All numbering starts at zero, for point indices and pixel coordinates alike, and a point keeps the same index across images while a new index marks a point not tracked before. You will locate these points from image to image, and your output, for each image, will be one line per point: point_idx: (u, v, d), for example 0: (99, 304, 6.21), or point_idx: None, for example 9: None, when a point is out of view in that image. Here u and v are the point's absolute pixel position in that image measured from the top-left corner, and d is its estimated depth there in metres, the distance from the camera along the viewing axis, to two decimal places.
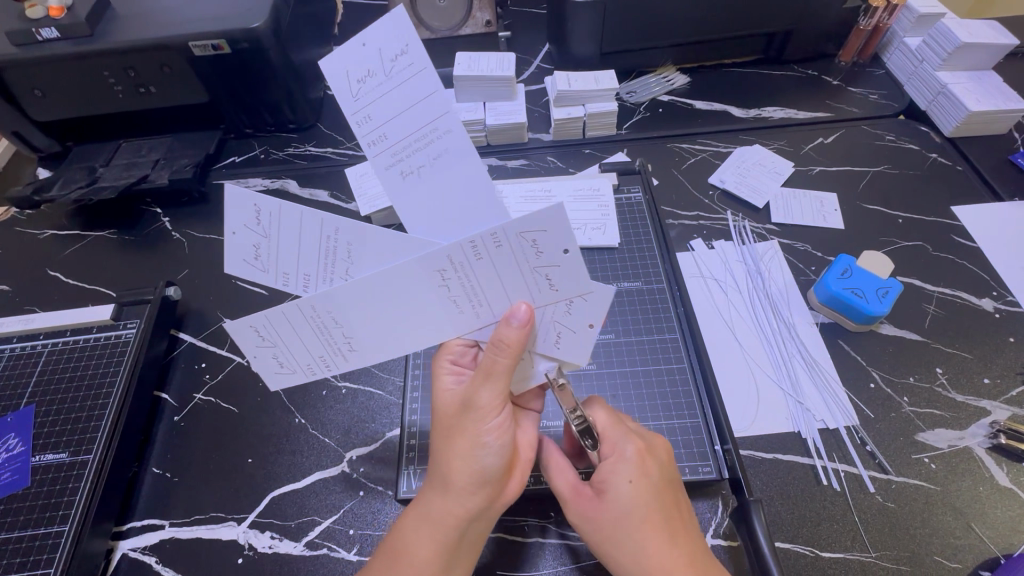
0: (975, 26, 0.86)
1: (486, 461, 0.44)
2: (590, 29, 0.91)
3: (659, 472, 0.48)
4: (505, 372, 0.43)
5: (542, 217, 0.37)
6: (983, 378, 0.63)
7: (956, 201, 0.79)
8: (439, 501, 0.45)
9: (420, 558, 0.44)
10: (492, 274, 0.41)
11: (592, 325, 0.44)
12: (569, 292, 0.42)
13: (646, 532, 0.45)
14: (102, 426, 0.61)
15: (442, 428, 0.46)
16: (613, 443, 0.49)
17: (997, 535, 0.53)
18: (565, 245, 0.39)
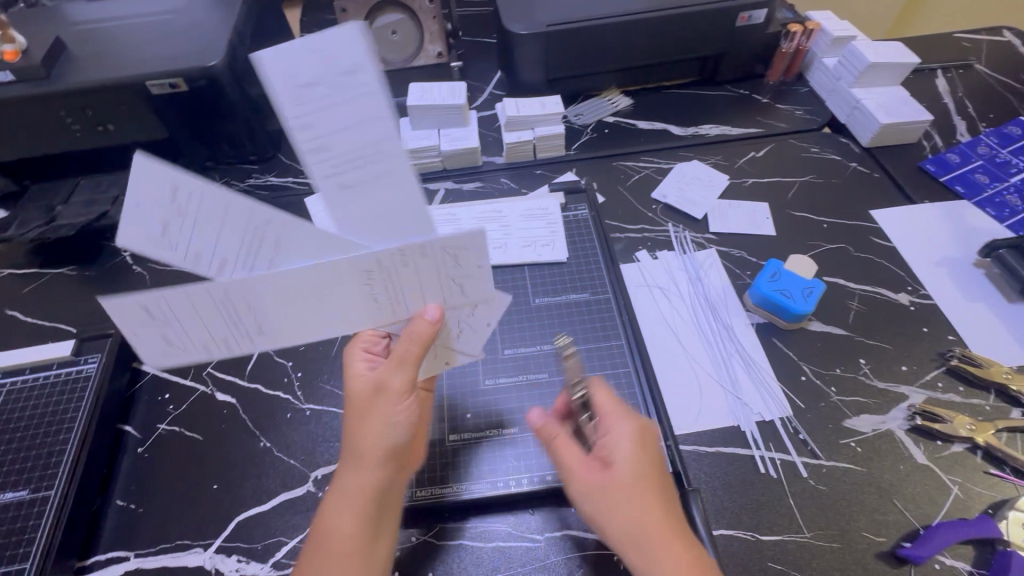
0: (881, 47, 0.95)
1: (396, 436, 0.49)
2: (536, 58, 0.97)
3: (654, 447, 0.51)
4: (416, 359, 0.49)
5: (467, 240, 0.44)
6: (900, 366, 0.69)
7: (874, 205, 0.87)
8: (356, 478, 0.48)
9: (341, 533, 0.47)
10: (414, 279, 0.47)
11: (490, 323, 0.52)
12: (475, 298, 0.50)
13: (645, 502, 0.47)
14: (63, 461, 0.62)
15: (354, 410, 0.50)
16: (612, 419, 0.52)
17: (916, 509, 0.59)
18: (481, 260, 0.46)
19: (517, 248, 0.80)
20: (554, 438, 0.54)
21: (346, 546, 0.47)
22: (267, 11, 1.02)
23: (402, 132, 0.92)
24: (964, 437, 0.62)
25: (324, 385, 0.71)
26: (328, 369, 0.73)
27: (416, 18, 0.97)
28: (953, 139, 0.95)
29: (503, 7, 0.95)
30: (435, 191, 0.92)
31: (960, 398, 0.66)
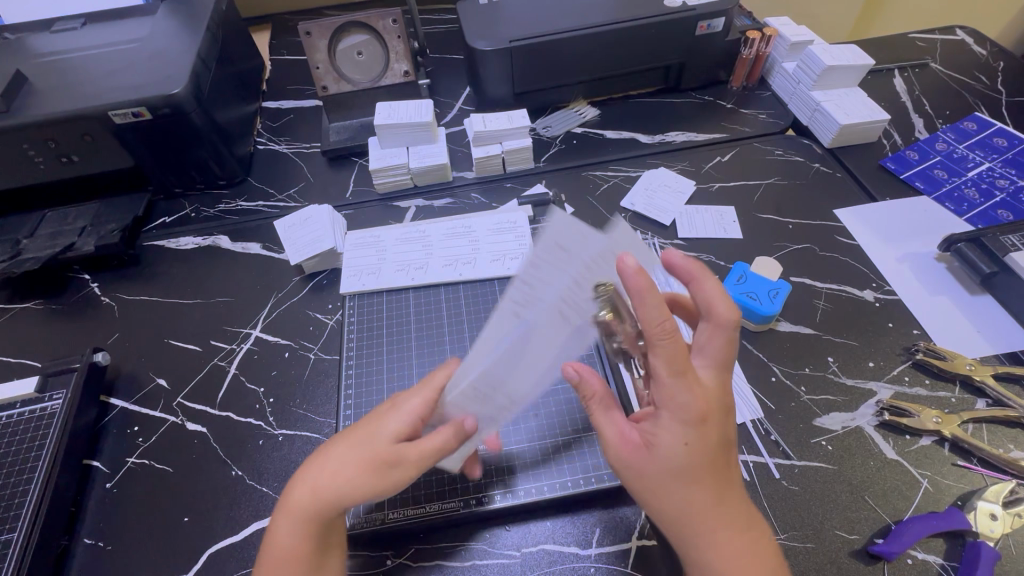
0: (837, 50, 0.97)
1: (369, 494, 0.49)
2: (501, 74, 0.98)
3: (711, 428, 0.47)
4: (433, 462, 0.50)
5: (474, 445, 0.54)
6: (868, 362, 0.70)
7: (838, 204, 0.88)
8: (311, 500, 0.50)
9: (295, 546, 0.50)
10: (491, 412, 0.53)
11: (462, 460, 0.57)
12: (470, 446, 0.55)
13: (696, 493, 0.47)
14: (26, 501, 0.60)
15: (353, 457, 0.50)
16: (668, 396, 0.46)
17: (887, 505, 0.59)
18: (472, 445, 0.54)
19: (487, 263, 0.80)
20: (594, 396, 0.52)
21: (294, 561, 0.50)
22: (232, 36, 1.02)
23: (370, 151, 0.93)
24: (932, 430, 0.63)
25: (297, 410, 0.70)
26: (300, 394, 0.72)
27: (381, 38, 0.98)
28: (911, 136, 0.98)
29: (466, 24, 0.97)
30: (406, 209, 0.93)
31: (927, 391, 0.67)
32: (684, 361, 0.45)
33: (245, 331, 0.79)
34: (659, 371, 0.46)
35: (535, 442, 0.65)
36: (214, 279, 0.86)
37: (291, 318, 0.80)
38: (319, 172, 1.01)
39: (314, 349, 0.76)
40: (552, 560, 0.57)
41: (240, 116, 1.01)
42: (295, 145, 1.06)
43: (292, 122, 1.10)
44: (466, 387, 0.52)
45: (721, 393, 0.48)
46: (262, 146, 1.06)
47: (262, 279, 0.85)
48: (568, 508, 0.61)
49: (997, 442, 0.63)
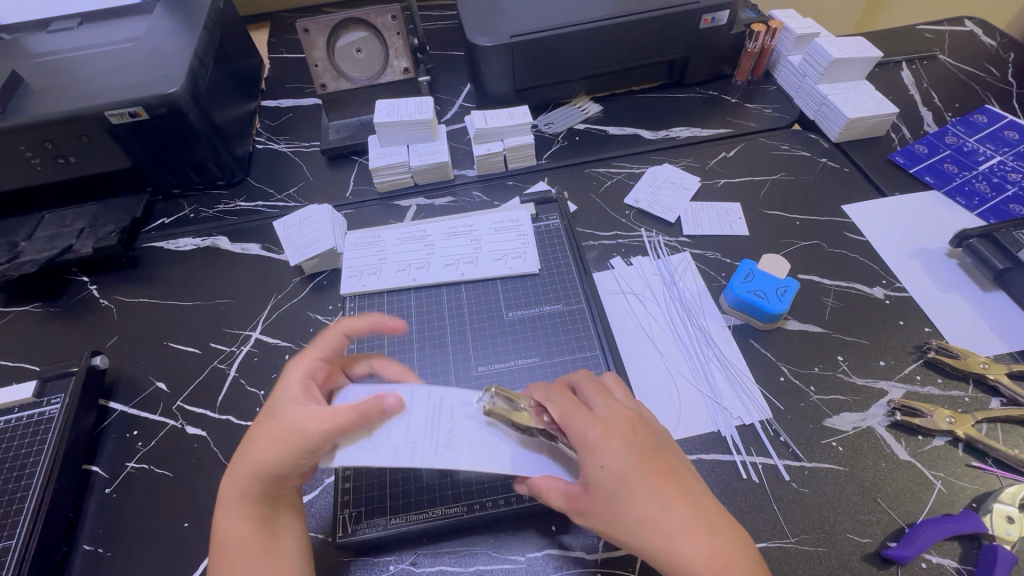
0: (844, 43, 0.95)
1: (289, 463, 0.51)
2: (502, 70, 0.96)
3: (627, 439, 0.50)
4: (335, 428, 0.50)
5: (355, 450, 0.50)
6: (878, 361, 0.69)
7: (846, 200, 0.87)
8: (239, 482, 0.52)
9: (240, 536, 0.52)
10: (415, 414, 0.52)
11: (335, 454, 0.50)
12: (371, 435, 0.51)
13: (647, 508, 0.47)
14: (24, 508, 0.60)
15: (262, 419, 0.54)
16: (576, 434, 0.50)
17: (900, 507, 0.58)
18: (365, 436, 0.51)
19: (489, 262, 0.79)
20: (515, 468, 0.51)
21: (239, 545, 0.51)
22: (230, 34, 1.01)
23: (370, 149, 0.91)
24: (945, 431, 0.61)
25: None
26: None
27: (380, 35, 0.96)
28: (920, 130, 0.96)
29: (466, 20, 0.95)
30: (407, 208, 0.92)
31: (939, 390, 0.66)
32: (566, 403, 0.52)
33: (244, 333, 0.78)
34: (562, 419, 0.51)
35: None
36: (213, 281, 0.85)
37: (291, 319, 0.79)
38: (318, 171, 1.00)
39: None
40: (557, 565, 0.56)
41: (239, 115, 1.00)
42: (295, 144, 1.05)
43: (292, 121, 1.09)
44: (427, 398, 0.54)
45: (626, 409, 0.53)
46: (261, 145, 1.05)
47: (262, 280, 0.84)
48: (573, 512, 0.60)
49: (1012, 442, 0.61)
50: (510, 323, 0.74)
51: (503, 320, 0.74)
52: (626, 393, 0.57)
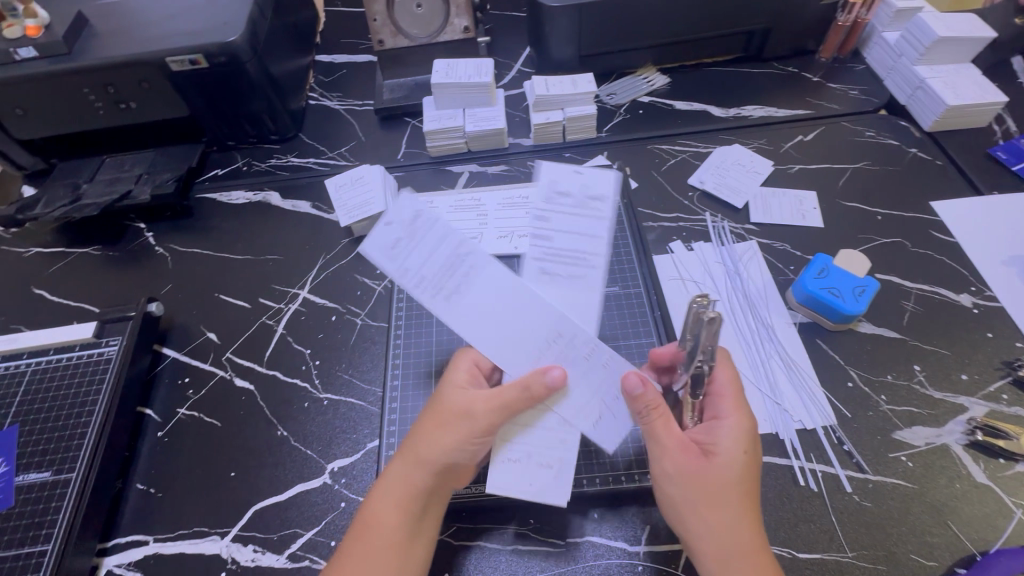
0: (952, 20, 0.85)
1: (466, 449, 0.50)
2: (568, 33, 0.91)
3: (760, 449, 0.50)
4: (511, 402, 0.51)
5: (378, 232, 0.55)
6: (960, 375, 0.63)
7: (936, 196, 0.79)
8: (417, 473, 0.50)
9: (385, 523, 0.49)
10: (426, 256, 0.54)
11: (388, 224, 0.55)
12: (396, 245, 0.54)
13: (744, 511, 0.48)
14: (84, 444, 0.62)
15: (433, 418, 0.52)
16: (728, 408, 0.51)
17: (973, 533, 0.54)
18: (386, 221, 0.55)
19: None
20: (535, 396, 0.51)
21: (396, 532, 0.49)
22: None
23: (425, 111, 0.88)
24: None
25: (343, 375, 0.70)
26: (346, 358, 0.71)
27: None
28: None
29: None
30: (459, 175, 0.89)
31: None
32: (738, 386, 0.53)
33: (293, 291, 0.78)
34: (719, 391, 0.52)
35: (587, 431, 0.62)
36: (264, 236, 0.85)
37: (338, 280, 0.78)
38: (370, 132, 0.98)
39: (360, 315, 0.75)
40: (596, 553, 0.55)
41: (294, 69, 0.98)
42: (347, 102, 1.03)
43: (345, 77, 1.07)
44: (449, 269, 0.54)
45: None
46: (314, 101, 1.03)
47: (311, 239, 0.83)
48: (615, 502, 0.58)
49: None
50: None
51: None
52: None
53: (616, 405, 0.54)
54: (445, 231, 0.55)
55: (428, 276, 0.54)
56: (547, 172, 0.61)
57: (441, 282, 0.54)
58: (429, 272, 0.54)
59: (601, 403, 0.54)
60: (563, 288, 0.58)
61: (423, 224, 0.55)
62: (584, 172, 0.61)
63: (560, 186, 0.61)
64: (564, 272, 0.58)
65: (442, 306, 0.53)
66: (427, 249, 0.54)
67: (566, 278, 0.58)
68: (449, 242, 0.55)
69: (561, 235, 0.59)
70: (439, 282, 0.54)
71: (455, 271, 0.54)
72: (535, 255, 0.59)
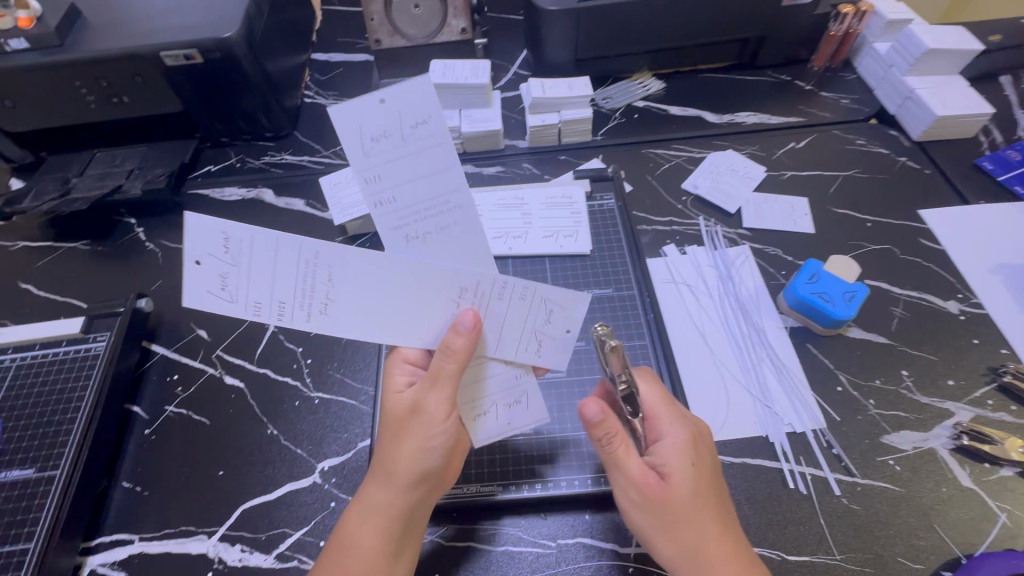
0: (941, 32, 0.87)
1: (430, 452, 0.48)
2: (564, 37, 0.91)
3: (704, 449, 0.51)
4: (453, 378, 0.47)
5: (190, 287, 0.40)
6: (946, 380, 0.64)
7: (924, 204, 0.80)
8: (386, 488, 0.48)
9: (366, 550, 0.47)
10: (270, 278, 0.42)
11: (195, 262, 0.40)
12: (231, 288, 0.41)
13: (706, 521, 0.47)
14: (69, 441, 0.61)
15: (391, 428, 0.50)
16: (666, 422, 0.51)
17: (959, 536, 0.54)
18: (192, 258, 0.39)
19: (538, 238, 0.76)
20: (456, 351, 0.46)
21: (377, 556, 0.47)
22: None
23: None
24: (1015, 461, 0.57)
25: (335, 373, 0.69)
26: (338, 357, 0.70)
27: None
28: (1014, 134, 0.88)
29: None
30: None
31: (1012, 418, 0.61)
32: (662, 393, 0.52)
33: None
34: (649, 402, 0.52)
35: (579, 432, 0.62)
36: None
37: None
38: None
39: None
40: (588, 555, 0.55)
41: (290, 66, 0.98)
42: (343, 100, 1.02)
43: (341, 76, 1.06)
44: (308, 280, 0.43)
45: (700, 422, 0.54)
46: (310, 99, 1.03)
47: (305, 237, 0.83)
48: (608, 504, 0.58)
49: None
50: None
51: None
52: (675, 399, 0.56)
53: (549, 321, 0.50)
54: (278, 246, 0.41)
55: (291, 300, 0.43)
56: (342, 140, 0.43)
57: (304, 301, 0.43)
58: (287, 295, 0.43)
59: (531, 330, 0.50)
60: (445, 240, 0.47)
61: (238, 245, 0.40)
62: (389, 99, 0.43)
63: (366, 125, 0.43)
64: (441, 217, 0.46)
65: (330, 321, 0.45)
66: (272, 270, 0.42)
67: (444, 222, 0.47)
68: (293, 255, 0.42)
69: (407, 180, 0.45)
70: (306, 301, 0.43)
71: (311, 281, 0.43)
72: (392, 222, 0.45)
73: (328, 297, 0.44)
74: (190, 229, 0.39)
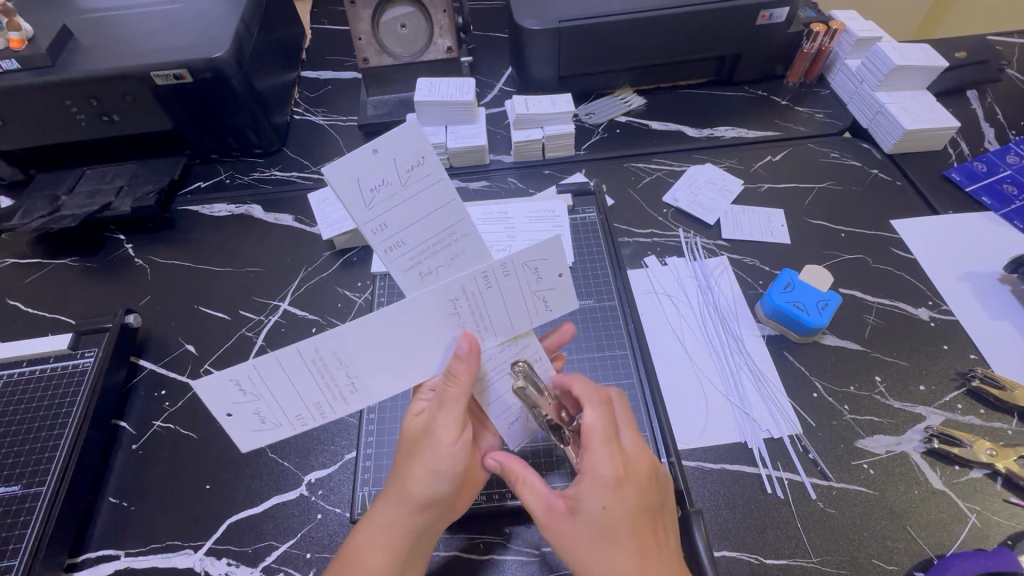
0: (908, 49, 0.90)
1: (439, 475, 0.48)
2: (547, 56, 0.94)
3: (634, 488, 0.47)
4: (457, 400, 0.49)
5: (241, 434, 0.46)
6: (918, 385, 0.66)
7: (896, 214, 0.83)
8: (396, 510, 0.49)
9: (370, 566, 0.48)
10: (292, 389, 0.46)
11: (228, 413, 0.45)
12: (271, 413, 0.46)
13: (614, 560, 0.45)
14: (56, 457, 0.61)
15: (403, 450, 0.51)
16: (595, 458, 0.47)
17: (930, 537, 0.56)
18: (223, 411, 0.44)
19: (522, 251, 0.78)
20: (459, 376, 0.48)
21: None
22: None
23: None
24: (984, 463, 0.59)
25: None
26: None
27: (425, 11, 0.94)
28: (980, 146, 0.91)
29: (514, 2, 0.93)
30: None
31: (981, 421, 0.63)
32: (601, 424, 0.49)
33: (273, 304, 0.78)
34: (589, 433, 0.48)
35: (563, 441, 0.63)
36: (247, 248, 0.85)
37: (319, 293, 0.79)
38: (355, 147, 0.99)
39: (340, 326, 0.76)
40: None
41: (280, 84, 1.00)
42: (332, 117, 1.04)
43: (330, 93, 1.09)
44: (316, 376, 0.46)
45: (647, 459, 0.49)
46: (299, 116, 1.05)
47: (293, 252, 0.84)
48: None
49: None
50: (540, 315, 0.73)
51: None
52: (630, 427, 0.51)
53: (540, 279, 0.48)
54: (277, 365, 0.44)
55: (320, 398, 0.47)
56: (346, 201, 0.41)
57: (332, 389, 0.47)
58: (315, 397, 0.47)
59: (531, 294, 0.49)
60: (455, 269, 0.47)
61: (250, 382, 0.44)
62: (381, 149, 0.40)
63: (368, 179, 0.41)
64: (434, 250, 0.45)
65: (358, 397, 0.47)
66: (289, 382, 0.45)
67: (452, 252, 0.46)
68: (295, 362, 0.45)
69: (415, 220, 0.44)
70: (332, 390, 0.47)
71: (325, 370, 0.46)
72: (404, 266, 0.45)
73: (354, 378, 0.47)
74: (208, 394, 0.43)
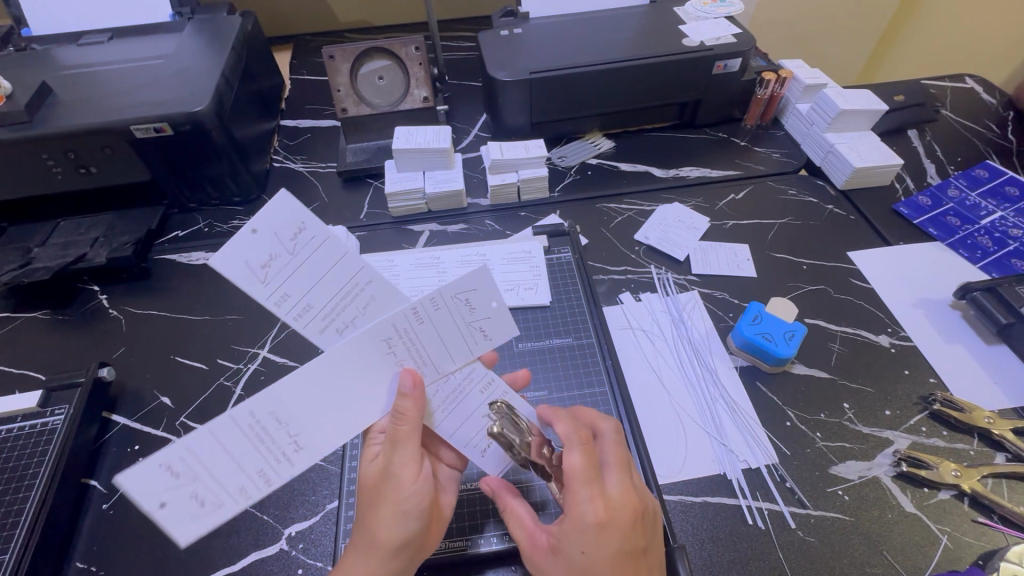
0: (851, 94, 0.98)
1: (408, 517, 0.49)
2: (520, 104, 0.99)
3: (618, 533, 0.47)
4: (409, 436, 0.49)
5: (184, 528, 0.43)
6: (884, 411, 0.69)
7: (852, 246, 0.88)
8: (367, 560, 0.48)
9: None
10: (230, 462, 0.45)
11: (160, 504, 0.42)
12: (213, 494, 0.44)
13: None
14: (20, 522, 0.59)
15: (365, 500, 0.50)
16: (576, 501, 0.48)
17: (905, 560, 0.57)
18: (156, 502, 0.42)
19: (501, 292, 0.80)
20: (405, 412, 0.48)
21: None
22: (255, 55, 1.03)
23: (387, 174, 0.93)
24: (951, 484, 0.61)
25: None
26: None
27: (402, 64, 0.99)
28: (923, 181, 0.98)
29: (487, 55, 0.98)
30: (419, 234, 0.92)
31: (944, 443, 0.66)
32: (586, 468, 0.48)
33: (252, 351, 0.78)
34: (570, 474, 0.48)
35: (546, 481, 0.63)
36: (225, 296, 0.85)
37: (299, 339, 0.79)
38: (334, 193, 1.01)
39: None
40: None
41: (259, 134, 1.02)
42: (311, 164, 1.07)
43: (310, 141, 1.11)
44: (255, 441, 0.46)
45: (637, 497, 0.49)
46: (278, 164, 1.07)
47: None
48: None
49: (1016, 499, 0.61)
50: (520, 354, 0.75)
51: (514, 350, 0.75)
52: (618, 461, 0.51)
53: (474, 309, 0.50)
54: (211, 440, 0.43)
55: (263, 465, 0.46)
56: (240, 285, 0.43)
57: (275, 452, 0.46)
58: (258, 466, 0.46)
59: (467, 325, 0.51)
60: (373, 315, 0.50)
61: (185, 463, 0.42)
62: (259, 227, 0.43)
63: (256, 257, 0.44)
64: (347, 301, 0.49)
65: (305, 455, 0.47)
66: (227, 454, 0.44)
67: (364, 300, 0.49)
68: (229, 432, 0.44)
69: (316, 281, 0.47)
70: (274, 454, 0.46)
71: (264, 432, 0.46)
72: (319, 326, 0.48)
73: (296, 435, 0.47)
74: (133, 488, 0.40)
